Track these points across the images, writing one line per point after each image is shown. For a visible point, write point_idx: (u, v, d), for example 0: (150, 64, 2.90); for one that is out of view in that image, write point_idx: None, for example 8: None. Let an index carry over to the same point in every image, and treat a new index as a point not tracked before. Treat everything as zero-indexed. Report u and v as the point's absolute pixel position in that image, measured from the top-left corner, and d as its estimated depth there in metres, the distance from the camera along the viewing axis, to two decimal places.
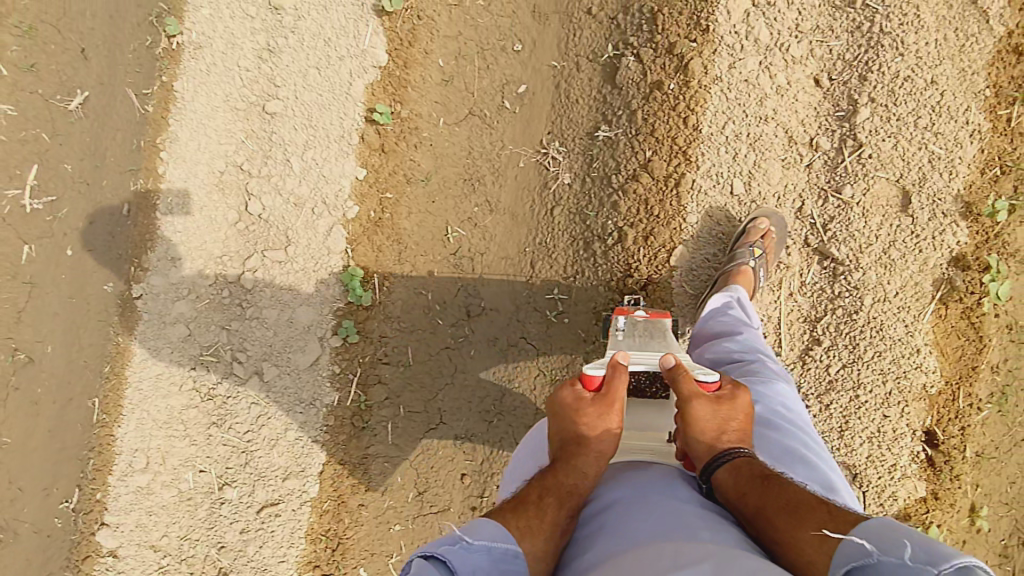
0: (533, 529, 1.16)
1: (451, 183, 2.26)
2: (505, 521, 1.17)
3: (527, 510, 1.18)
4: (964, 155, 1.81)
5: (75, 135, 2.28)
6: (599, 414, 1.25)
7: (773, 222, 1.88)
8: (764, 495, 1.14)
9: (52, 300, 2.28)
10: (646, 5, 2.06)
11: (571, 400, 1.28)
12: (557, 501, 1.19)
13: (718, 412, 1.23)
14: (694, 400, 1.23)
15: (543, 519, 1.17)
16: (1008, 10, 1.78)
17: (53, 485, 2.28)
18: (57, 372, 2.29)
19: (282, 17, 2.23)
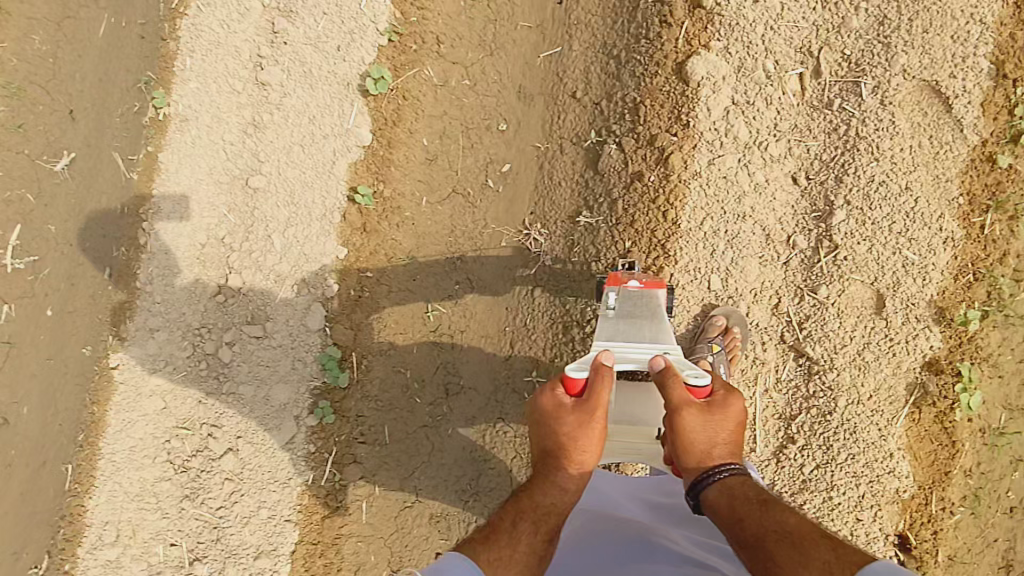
0: (506, 559, 1.28)
1: (433, 262, 2.25)
2: (475, 556, 1.26)
3: (502, 539, 1.30)
4: (938, 262, 1.83)
5: (60, 197, 2.29)
6: (579, 422, 1.38)
7: (731, 319, 1.91)
8: (758, 518, 1.24)
9: (29, 361, 2.26)
10: (630, 95, 2.07)
11: (552, 407, 1.40)
12: (531, 527, 1.33)
13: (707, 423, 1.35)
14: (682, 409, 1.35)
15: (515, 549, 1.29)
16: (982, 120, 1.81)
17: (23, 549, 2.26)
18: (31, 436, 2.27)
19: (268, 93, 2.24)
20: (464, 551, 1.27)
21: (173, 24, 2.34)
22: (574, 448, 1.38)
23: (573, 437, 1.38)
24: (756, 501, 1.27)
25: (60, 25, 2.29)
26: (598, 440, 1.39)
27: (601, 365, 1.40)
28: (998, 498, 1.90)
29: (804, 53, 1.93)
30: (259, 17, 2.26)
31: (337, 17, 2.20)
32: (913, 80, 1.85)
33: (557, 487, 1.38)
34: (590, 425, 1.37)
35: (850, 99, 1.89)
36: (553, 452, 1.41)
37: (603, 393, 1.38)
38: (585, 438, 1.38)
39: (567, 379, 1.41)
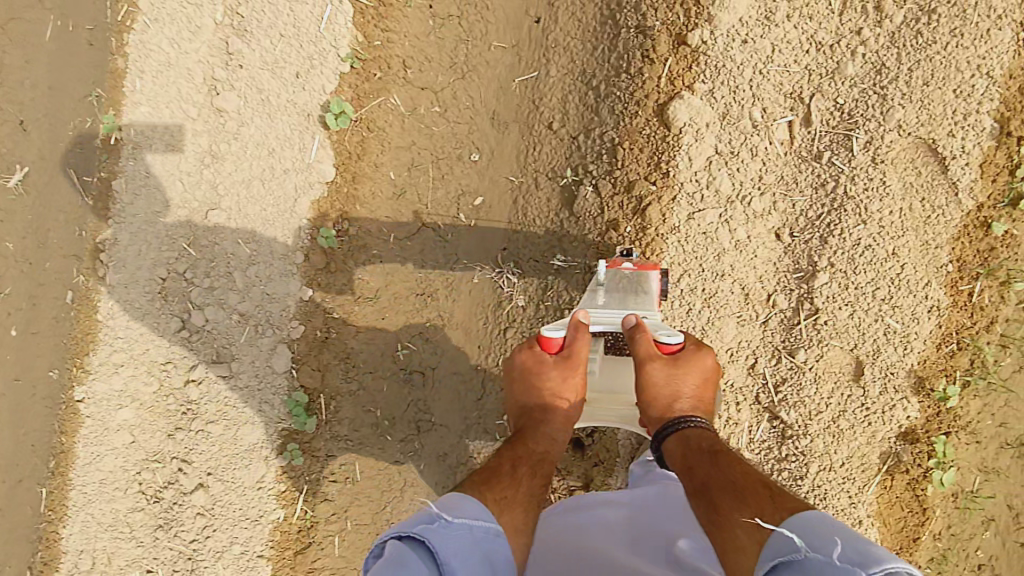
0: (511, 497, 1.25)
1: (403, 299, 2.18)
2: (482, 496, 1.20)
3: (503, 482, 1.27)
4: (921, 331, 1.76)
5: (17, 211, 2.21)
6: (562, 374, 1.47)
7: None
8: (706, 466, 1.25)
9: None
10: (608, 134, 1.93)
11: (534, 364, 1.49)
12: (529, 472, 1.32)
13: (671, 376, 1.40)
14: (647, 362, 1.41)
15: (517, 490, 1.27)
16: (978, 184, 1.71)
17: (6, 561, 2.29)
18: (4, 453, 2.27)
19: (225, 121, 2.12)
20: (468, 491, 1.21)
21: (120, 38, 2.19)
22: (558, 400, 1.47)
23: (557, 390, 1.47)
24: (708, 452, 1.28)
25: (4, 29, 2.15)
26: (578, 393, 1.49)
27: (578, 324, 1.49)
28: (966, 557, 1.86)
29: (793, 99, 1.80)
30: (212, 37, 2.13)
31: (294, 40, 2.07)
32: (909, 137, 1.73)
33: (546, 435, 1.42)
34: (571, 378, 1.46)
35: (840, 153, 1.78)
36: (539, 405, 1.47)
37: (582, 347, 1.48)
38: (566, 391, 1.47)
39: (544, 338, 1.49)
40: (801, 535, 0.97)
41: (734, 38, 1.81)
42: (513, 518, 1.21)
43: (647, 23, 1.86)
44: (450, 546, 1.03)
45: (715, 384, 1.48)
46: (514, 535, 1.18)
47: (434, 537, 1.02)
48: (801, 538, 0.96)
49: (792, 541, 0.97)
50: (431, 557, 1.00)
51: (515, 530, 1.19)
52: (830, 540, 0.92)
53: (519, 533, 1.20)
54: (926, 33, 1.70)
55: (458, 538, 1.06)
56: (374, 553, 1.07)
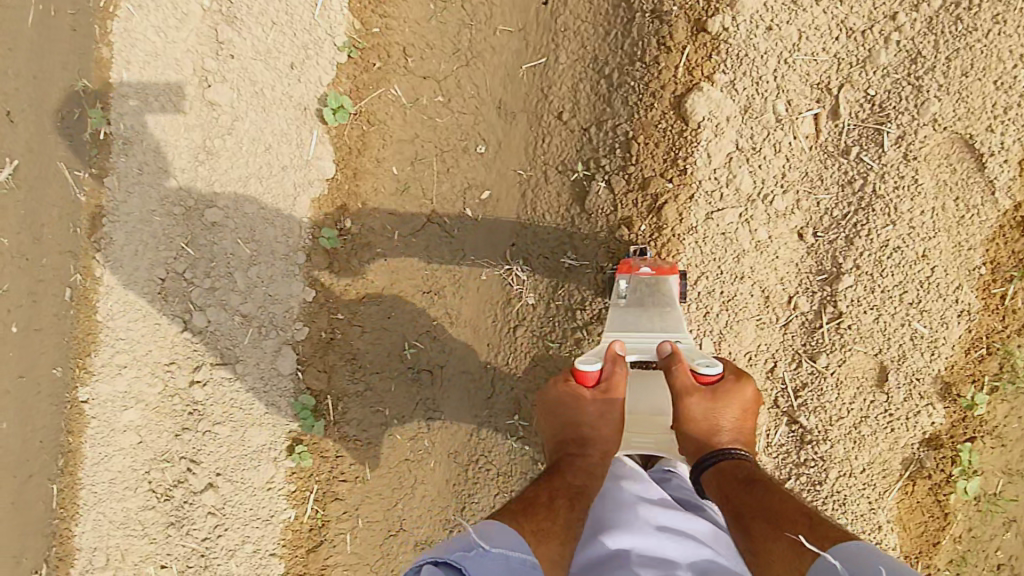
0: (547, 531, 1.20)
1: (408, 297, 2.09)
2: (518, 526, 1.18)
3: (539, 513, 1.23)
4: (950, 335, 1.69)
5: (7, 207, 2.03)
6: (600, 410, 1.39)
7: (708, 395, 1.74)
8: (742, 497, 1.21)
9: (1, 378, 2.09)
10: (622, 127, 1.80)
11: (570, 396, 1.40)
12: (568, 502, 1.27)
13: (711, 409, 1.31)
14: (685, 396, 1.32)
15: (555, 521, 1.22)
16: (1016, 183, 1.61)
17: (23, 556, 2.18)
18: (13, 449, 2.13)
19: (218, 114, 2.02)
20: (505, 520, 1.20)
21: (104, 25, 2.08)
22: (595, 436, 1.38)
23: (595, 425, 1.38)
24: (746, 484, 1.23)
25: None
26: (616, 427, 1.40)
27: (616, 357, 1.41)
28: (985, 557, 1.79)
29: (821, 90, 1.70)
30: (199, 25, 2.02)
31: (287, 28, 1.97)
32: (944, 132, 1.63)
33: (585, 471, 1.34)
34: (609, 413, 1.38)
35: (870, 149, 1.68)
36: (576, 438, 1.38)
37: (619, 381, 1.39)
38: (606, 427, 1.39)
39: (579, 371, 1.39)
40: (840, 562, 1.00)
41: (758, 25, 1.70)
42: (549, 550, 1.17)
43: (663, 8, 1.75)
44: (482, 575, 1.02)
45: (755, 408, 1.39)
46: (549, 567, 1.15)
47: (469, 564, 1.02)
48: (839, 563, 1.01)
49: (831, 567, 1.01)
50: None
51: (550, 563, 1.15)
52: (868, 567, 0.96)
53: (555, 564, 1.16)
54: (967, 19, 1.59)
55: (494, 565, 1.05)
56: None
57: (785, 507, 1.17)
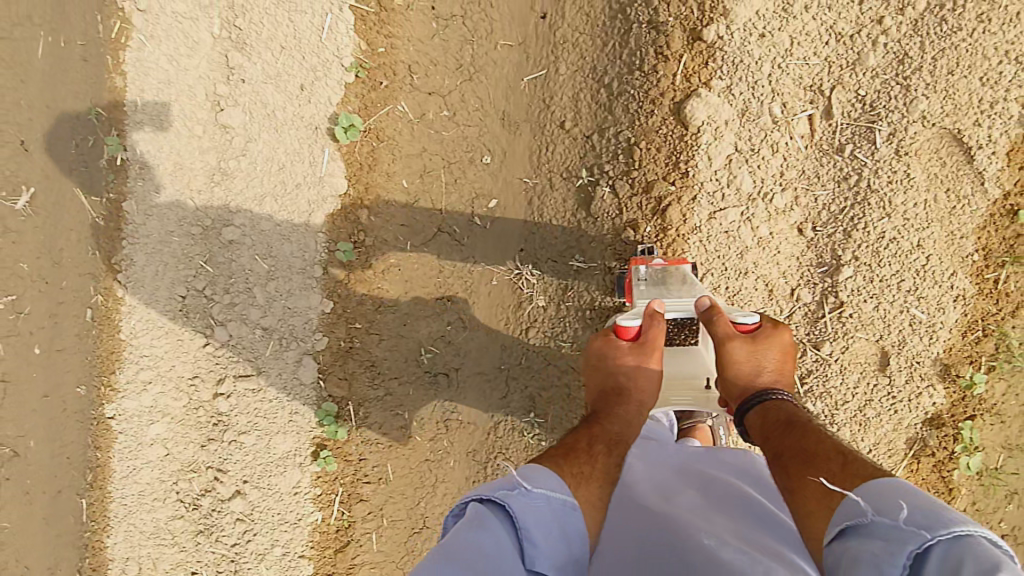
0: (585, 475, 1.23)
1: (422, 305, 2.15)
2: (559, 469, 1.20)
3: (580, 457, 1.26)
4: (947, 320, 1.76)
5: (28, 234, 2.12)
6: (637, 362, 1.46)
7: None
8: (781, 436, 1.22)
9: (27, 397, 2.16)
10: (623, 134, 1.87)
11: (610, 350, 1.50)
12: (605, 449, 1.31)
13: (752, 351, 1.39)
14: (727, 341, 1.40)
15: (594, 467, 1.25)
16: (1005, 172, 1.69)
17: (57, 565, 2.24)
18: (46, 463, 2.21)
19: (231, 137, 2.11)
20: (548, 464, 1.21)
21: (116, 55, 2.12)
22: (633, 386, 1.45)
23: (632, 375, 1.45)
24: (789, 423, 1.25)
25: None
26: (655, 381, 1.47)
27: (655, 312, 1.49)
28: (989, 529, 1.86)
29: (814, 91, 1.78)
30: (210, 51, 2.10)
31: (296, 52, 2.04)
32: (933, 128, 1.71)
33: (621, 417, 1.39)
34: (645, 364, 1.46)
35: (863, 146, 1.76)
36: (615, 388, 1.45)
37: (657, 335, 1.47)
38: (644, 379, 1.45)
39: (619, 326, 1.50)
40: (868, 498, 0.94)
41: (750, 33, 1.77)
42: (588, 493, 1.19)
43: (659, 19, 1.81)
44: (528, 515, 1.03)
45: (794, 359, 1.46)
46: (590, 509, 1.17)
47: (514, 504, 1.03)
48: (867, 502, 0.93)
49: (857, 504, 0.95)
50: (509, 522, 1.02)
51: (590, 505, 1.18)
52: (894, 503, 0.89)
53: (595, 508, 1.19)
54: (951, 20, 1.67)
55: (537, 507, 1.06)
56: (455, 514, 1.10)
57: (821, 445, 1.16)
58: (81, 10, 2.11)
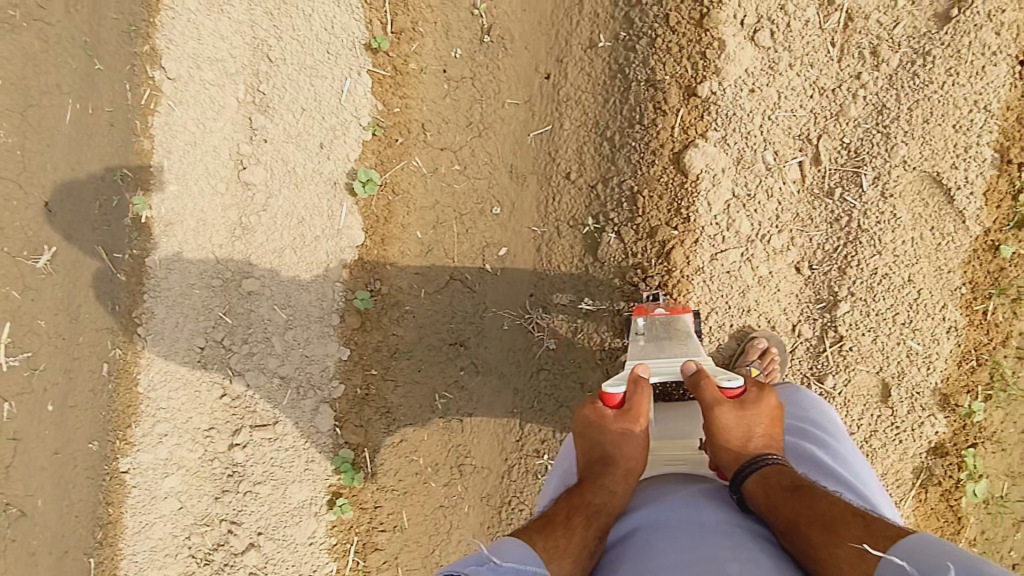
0: (560, 549, 1.23)
1: (435, 350, 2.21)
2: (533, 543, 1.24)
3: (556, 531, 1.26)
4: (941, 351, 1.84)
5: (47, 290, 2.20)
6: (622, 431, 1.39)
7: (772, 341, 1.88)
8: (792, 505, 1.20)
9: (38, 455, 2.20)
10: (626, 182, 1.99)
11: (594, 417, 1.43)
12: (584, 522, 1.28)
13: (741, 417, 1.36)
14: (715, 407, 1.37)
15: (570, 541, 1.24)
16: (984, 210, 1.78)
17: None
18: (50, 525, 2.22)
19: (253, 194, 2.19)
20: (524, 538, 1.25)
21: (144, 120, 2.23)
22: (619, 454, 1.38)
23: (616, 445, 1.39)
24: (794, 491, 1.24)
25: (23, 115, 2.14)
26: (642, 450, 1.40)
27: (639, 375, 1.44)
28: (1000, 558, 1.89)
29: (802, 140, 1.89)
30: (235, 114, 2.20)
31: (316, 113, 2.14)
32: (913, 171, 1.81)
33: (604, 488, 1.34)
34: (630, 433, 1.39)
35: (851, 189, 1.86)
36: (600, 458, 1.39)
37: (643, 402, 1.42)
38: (630, 447, 1.39)
39: (605, 393, 1.44)
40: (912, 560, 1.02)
41: (742, 88, 1.90)
42: (563, 569, 1.20)
43: (656, 78, 1.94)
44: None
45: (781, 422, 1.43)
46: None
47: None
48: (905, 562, 1.02)
49: (898, 566, 1.02)
50: None
51: None
52: (939, 563, 0.99)
53: None
54: (923, 74, 1.78)
55: None
56: None
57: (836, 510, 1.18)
58: (109, 79, 2.21)
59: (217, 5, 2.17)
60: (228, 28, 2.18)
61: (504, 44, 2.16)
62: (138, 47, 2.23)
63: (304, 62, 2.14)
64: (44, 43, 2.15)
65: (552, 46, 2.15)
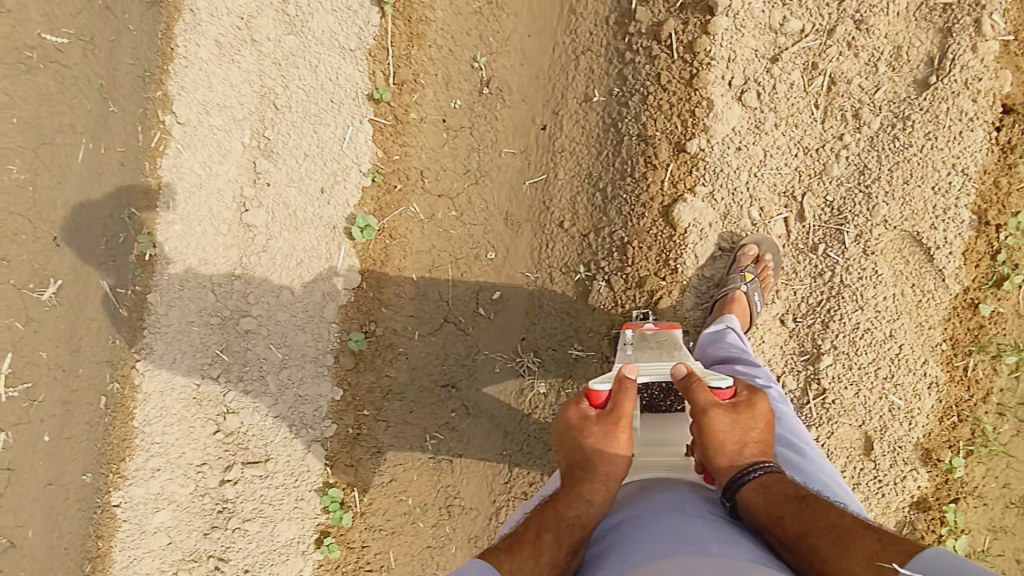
0: (527, 573, 1.18)
1: (427, 391, 2.26)
2: (498, 564, 1.18)
3: (524, 550, 1.21)
4: (923, 406, 1.86)
5: (49, 323, 2.17)
6: (603, 435, 1.28)
7: (762, 245, 1.92)
8: (795, 515, 1.17)
9: (30, 488, 2.14)
10: (616, 233, 2.06)
11: (575, 420, 1.33)
12: (554, 539, 1.22)
13: (735, 422, 1.26)
14: (709, 411, 1.26)
15: (539, 561, 1.19)
16: (963, 269, 1.82)
17: None
18: (38, 561, 2.14)
19: (253, 235, 2.23)
20: (490, 561, 1.19)
21: (154, 162, 2.31)
22: (600, 459, 1.27)
23: (596, 449, 1.28)
24: (794, 501, 1.19)
25: (36, 152, 2.13)
26: (625, 455, 1.28)
27: (624, 374, 1.30)
28: None
29: (787, 197, 1.94)
30: (240, 157, 2.25)
31: (319, 158, 2.19)
32: (895, 230, 1.85)
33: (580, 498, 1.26)
34: (613, 437, 1.27)
35: (834, 245, 1.90)
36: (580, 463, 1.29)
37: (627, 403, 1.28)
38: (612, 450, 1.27)
39: (590, 392, 1.33)
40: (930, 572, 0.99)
41: (729, 146, 1.95)
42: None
43: (647, 133, 2.01)
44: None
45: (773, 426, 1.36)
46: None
47: None
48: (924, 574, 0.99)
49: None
50: None
51: None
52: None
53: None
54: (903, 137, 1.83)
55: None
56: None
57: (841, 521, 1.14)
58: (122, 120, 2.27)
59: (227, 54, 2.23)
60: (237, 76, 2.23)
61: (502, 96, 2.24)
62: (151, 91, 2.32)
63: (309, 110, 2.20)
64: (60, 85, 2.17)
65: (548, 99, 2.23)
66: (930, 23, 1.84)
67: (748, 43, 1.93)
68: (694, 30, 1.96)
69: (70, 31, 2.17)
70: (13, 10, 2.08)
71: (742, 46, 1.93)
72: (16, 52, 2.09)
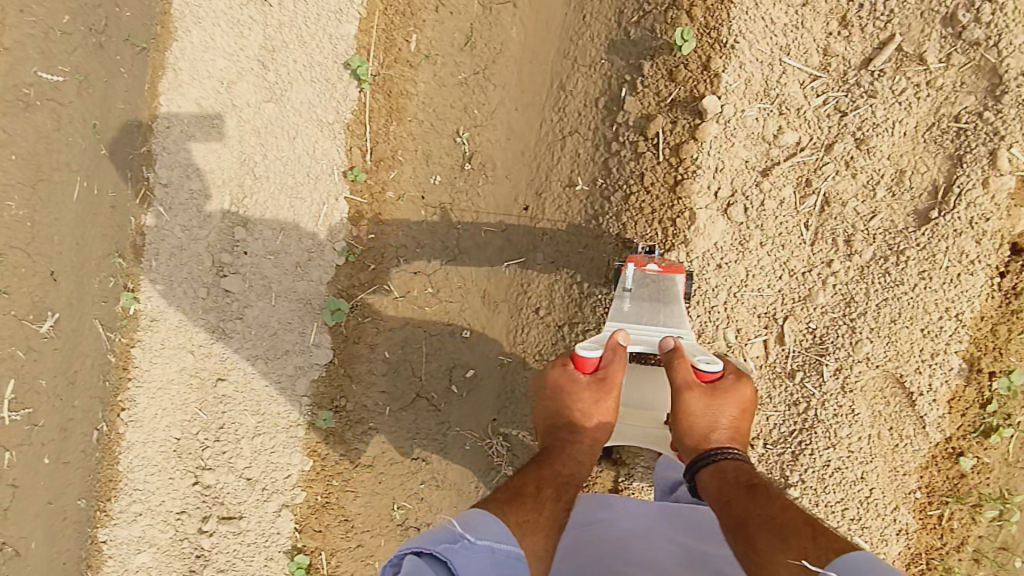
0: (531, 521, 1.29)
1: (398, 465, 2.23)
2: (505, 518, 1.26)
3: (527, 505, 1.32)
4: (888, 551, 1.77)
5: (49, 353, 2.18)
6: (595, 400, 1.49)
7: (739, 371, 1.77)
8: (744, 501, 1.29)
9: (34, 502, 2.19)
10: (590, 333, 1.99)
11: (567, 383, 1.51)
12: (554, 494, 1.37)
13: (710, 407, 1.41)
14: (685, 391, 1.42)
15: (540, 513, 1.32)
16: (945, 419, 1.72)
17: None
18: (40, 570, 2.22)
19: (230, 302, 2.26)
20: (493, 512, 1.27)
21: (138, 218, 2.28)
22: (588, 424, 1.51)
23: (587, 414, 1.50)
24: (745, 489, 1.31)
25: (33, 189, 2.10)
26: (610, 414, 1.52)
27: (617, 344, 1.48)
28: None
29: (767, 318, 1.82)
30: (220, 222, 2.23)
31: (294, 233, 2.19)
32: (877, 369, 1.74)
33: (573, 460, 1.47)
34: (602, 402, 1.49)
35: (812, 376, 1.79)
36: (569, 424, 1.51)
37: (617, 371, 1.48)
38: (600, 413, 1.50)
39: (580, 358, 1.49)
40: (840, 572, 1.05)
41: (709, 262, 1.82)
42: (534, 543, 1.25)
43: (626, 235, 1.90)
44: (468, 569, 1.11)
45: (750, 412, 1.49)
46: (534, 560, 1.24)
47: (455, 560, 1.11)
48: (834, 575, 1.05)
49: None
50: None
51: (535, 556, 1.24)
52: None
53: (539, 559, 1.25)
54: (894, 272, 1.72)
55: (477, 558, 1.14)
56: (392, 566, 1.15)
57: (787, 515, 1.23)
58: (116, 163, 2.22)
59: (209, 119, 2.21)
60: (219, 140, 2.21)
61: (485, 172, 2.14)
62: (136, 147, 2.25)
63: (286, 181, 2.19)
64: (57, 122, 2.12)
65: (533, 179, 2.13)
66: (940, 147, 1.71)
67: (737, 153, 1.82)
68: (683, 132, 1.82)
69: (65, 70, 2.12)
70: (11, 48, 2.04)
71: (732, 156, 1.81)
72: (15, 89, 2.05)
